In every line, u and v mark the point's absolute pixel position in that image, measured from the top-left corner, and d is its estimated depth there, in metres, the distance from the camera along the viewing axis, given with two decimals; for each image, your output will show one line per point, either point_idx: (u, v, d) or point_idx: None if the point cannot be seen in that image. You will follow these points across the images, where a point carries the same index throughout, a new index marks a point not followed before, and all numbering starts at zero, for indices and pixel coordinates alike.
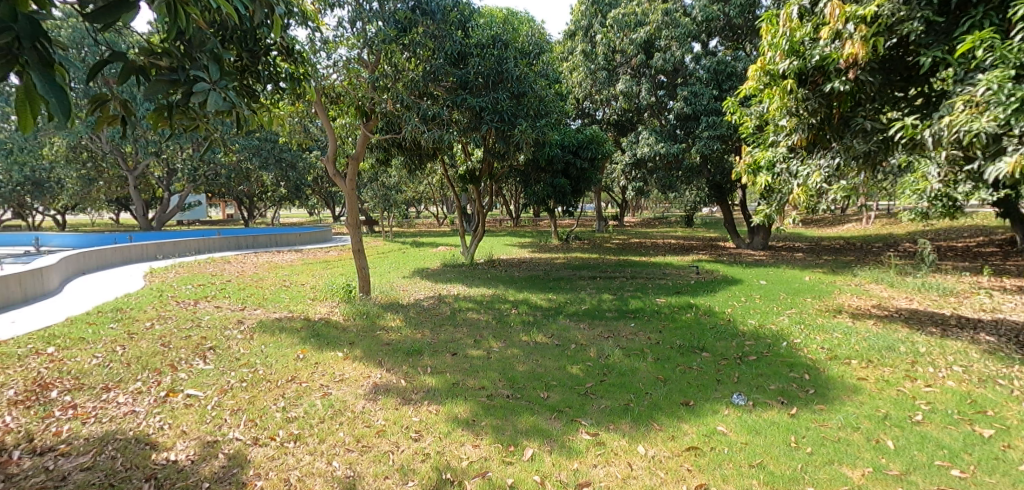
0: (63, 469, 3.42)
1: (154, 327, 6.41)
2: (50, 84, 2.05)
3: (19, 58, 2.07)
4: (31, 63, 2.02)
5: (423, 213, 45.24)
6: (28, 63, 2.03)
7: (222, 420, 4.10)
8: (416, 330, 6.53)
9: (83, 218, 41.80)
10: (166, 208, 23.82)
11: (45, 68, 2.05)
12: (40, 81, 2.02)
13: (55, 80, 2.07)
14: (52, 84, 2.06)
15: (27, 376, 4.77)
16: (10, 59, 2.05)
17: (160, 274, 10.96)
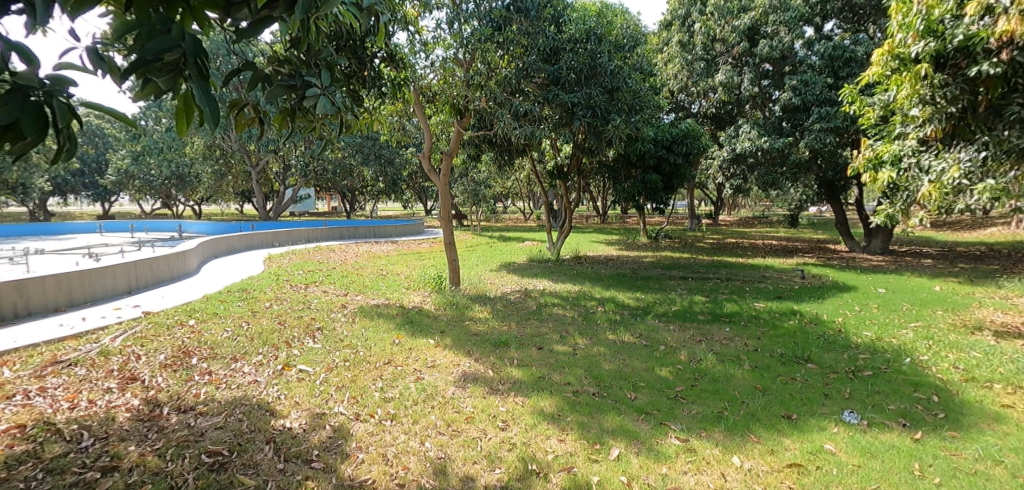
0: (202, 426, 3.86)
1: (273, 307, 7.08)
2: (206, 91, 1.95)
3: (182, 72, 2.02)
4: (192, 75, 1.93)
5: (510, 208, 46.03)
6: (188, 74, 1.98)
7: (329, 395, 4.43)
8: (503, 323, 6.64)
9: (213, 208, 47.24)
10: (280, 200, 26.08)
11: (204, 81, 1.96)
12: (196, 89, 1.94)
13: (211, 89, 1.97)
14: (207, 92, 1.96)
15: (173, 344, 5.46)
16: (175, 72, 2.03)
17: (277, 259, 12.07)
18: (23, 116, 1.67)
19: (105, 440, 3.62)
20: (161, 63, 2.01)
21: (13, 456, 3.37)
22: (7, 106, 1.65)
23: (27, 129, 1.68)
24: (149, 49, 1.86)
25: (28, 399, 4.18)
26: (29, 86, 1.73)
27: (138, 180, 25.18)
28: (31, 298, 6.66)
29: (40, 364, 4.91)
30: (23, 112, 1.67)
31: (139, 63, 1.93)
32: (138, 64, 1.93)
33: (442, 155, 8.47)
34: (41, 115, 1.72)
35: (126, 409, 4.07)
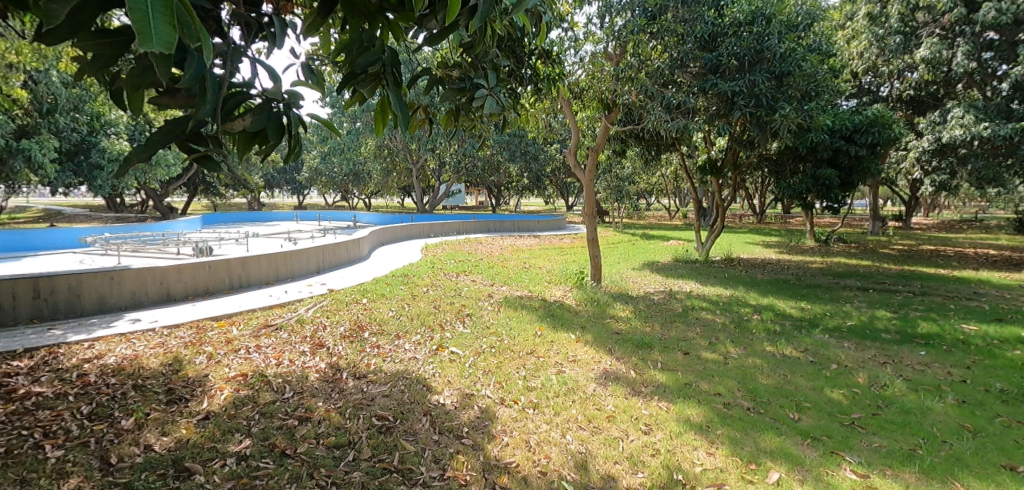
0: (372, 393, 4.32)
1: (429, 292, 7.67)
2: (400, 98, 2.05)
3: (381, 80, 2.15)
4: (389, 83, 2.03)
5: (655, 206, 44.39)
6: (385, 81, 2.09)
7: (477, 377, 4.67)
8: (646, 323, 6.42)
9: (381, 201, 52.74)
10: (436, 195, 28.13)
11: (398, 88, 2.06)
12: (392, 96, 2.04)
13: (404, 95, 2.07)
14: (400, 98, 2.05)
15: (351, 318, 6.21)
16: (376, 80, 2.15)
17: (432, 249, 13.05)
18: (268, 124, 1.96)
19: (301, 394, 4.23)
20: (365, 73, 2.15)
21: (238, 398, 4.10)
22: (257, 116, 1.94)
23: (271, 135, 1.97)
24: (358, 63, 2.04)
25: (247, 354, 5.05)
26: (272, 99, 1.99)
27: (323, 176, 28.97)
28: (250, 272, 8.06)
29: (255, 326, 5.91)
30: (269, 121, 1.96)
31: (348, 77, 2.11)
32: (348, 76, 2.12)
33: (588, 151, 8.43)
34: (281, 124, 1.99)
35: (315, 370, 4.71)
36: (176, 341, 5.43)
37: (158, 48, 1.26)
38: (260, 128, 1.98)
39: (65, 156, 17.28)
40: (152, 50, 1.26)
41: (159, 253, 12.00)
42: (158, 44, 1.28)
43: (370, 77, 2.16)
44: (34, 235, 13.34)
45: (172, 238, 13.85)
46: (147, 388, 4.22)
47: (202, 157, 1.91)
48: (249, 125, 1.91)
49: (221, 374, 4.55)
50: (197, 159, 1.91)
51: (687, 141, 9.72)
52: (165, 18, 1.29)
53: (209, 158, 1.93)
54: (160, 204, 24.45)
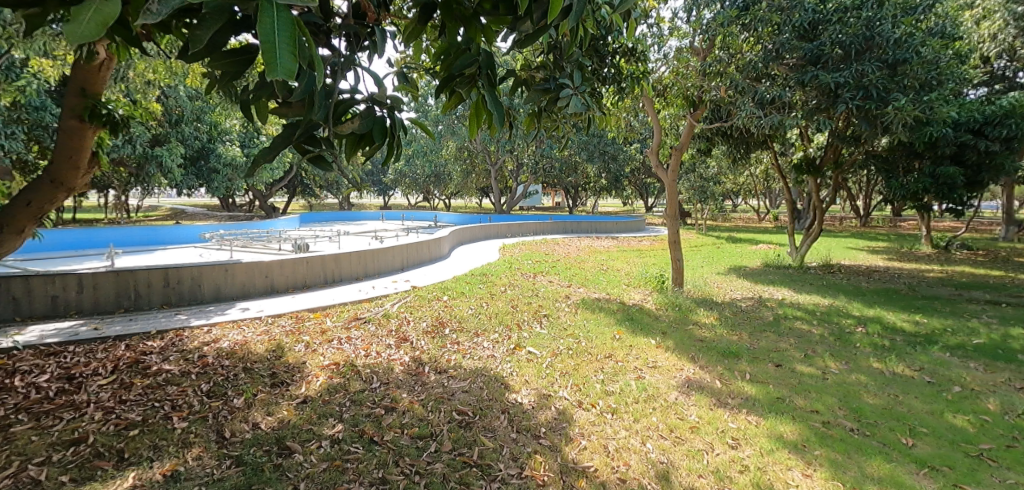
0: (452, 388, 4.44)
1: (507, 291, 7.78)
2: (495, 99, 2.08)
3: (476, 82, 2.19)
4: (485, 84, 2.07)
5: (741, 207, 42.16)
6: (481, 83, 2.13)
7: (554, 378, 4.67)
8: (732, 331, 6.11)
9: (460, 202, 54.13)
10: (514, 195, 28.45)
11: (493, 88, 2.09)
12: (488, 97, 2.07)
13: (499, 96, 2.10)
14: (495, 99, 2.09)
15: (433, 314, 6.43)
16: (471, 83, 2.19)
17: (510, 249, 13.20)
18: (374, 127, 2.01)
19: (387, 385, 4.45)
20: (461, 76, 2.19)
21: (331, 385, 4.39)
22: (364, 120, 1.99)
23: (377, 138, 2.01)
24: (456, 65, 2.09)
25: (339, 344, 5.38)
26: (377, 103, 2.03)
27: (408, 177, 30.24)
28: (341, 268, 8.58)
29: (346, 318, 6.30)
30: (375, 124, 2.01)
31: (446, 79, 2.17)
32: (445, 80, 2.18)
33: (671, 150, 8.16)
34: (385, 127, 2.04)
35: (399, 363, 4.93)
36: (278, 329, 5.90)
37: (282, 75, 1.20)
38: (367, 131, 2.03)
39: (187, 161, 19.29)
40: (277, 79, 1.20)
41: (264, 249, 13.09)
42: (283, 71, 1.22)
43: (465, 79, 2.20)
44: (163, 231, 15.03)
45: (275, 235, 15.06)
46: (254, 371, 4.63)
47: (318, 158, 1.98)
48: (356, 127, 1.96)
49: (317, 362, 4.89)
50: (312, 160, 1.97)
51: (780, 138, 9.14)
52: (288, 44, 1.23)
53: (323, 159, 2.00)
54: (264, 204, 26.64)
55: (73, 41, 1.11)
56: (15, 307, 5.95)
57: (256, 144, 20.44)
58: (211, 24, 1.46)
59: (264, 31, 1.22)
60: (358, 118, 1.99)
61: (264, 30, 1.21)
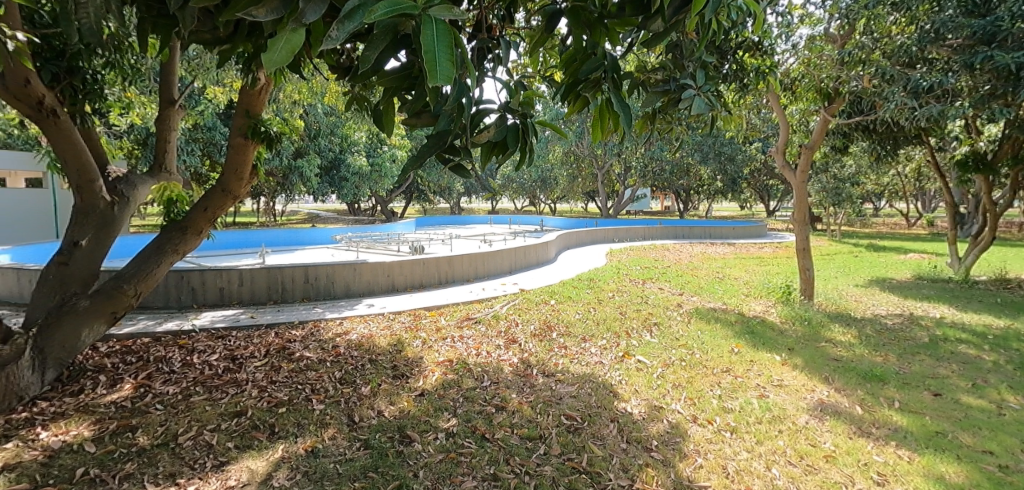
0: (560, 392, 4.46)
1: (615, 297, 7.65)
2: (623, 102, 1.97)
3: (601, 86, 2.09)
4: (611, 87, 1.96)
5: (879, 211, 37.73)
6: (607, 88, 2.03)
7: (665, 390, 4.51)
8: (874, 352, 5.47)
9: (565, 206, 54.24)
10: (622, 200, 27.92)
11: (620, 91, 1.98)
12: (614, 100, 1.96)
13: (626, 99, 1.98)
14: (622, 102, 1.97)
15: (540, 318, 6.50)
16: (596, 87, 2.11)
17: (617, 254, 12.95)
18: (507, 134, 1.76)
19: (496, 384, 4.59)
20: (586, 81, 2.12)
21: (446, 381, 4.62)
22: (498, 126, 1.74)
23: (512, 144, 1.76)
24: (581, 70, 2.02)
25: (452, 342, 5.65)
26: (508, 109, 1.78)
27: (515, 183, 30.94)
28: (454, 269, 8.98)
29: (459, 318, 6.59)
30: (509, 130, 1.75)
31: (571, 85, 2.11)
32: (570, 85, 2.12)
33: (801, 149, 7.52)
34: (521, 133, 1.78)
35: (508, 364, 5.06)
36: (398, 325, 6.34)
37: (443, 82, 1.14)
38: (501, 139, 1.78)
39: (323, 171, 21.34)
40: (436, 86, 1.14)
41: (385, 250, 14.10)
42: (441, 79, 1.15)
43: (589, 83, 2.11)
44: (302, 233, 16.80)
45: (394, 238, 16.15)
46: (378, 362, 5.03)
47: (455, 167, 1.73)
48: (490, 136, 1.73)
49: (432, 358, 5.18)
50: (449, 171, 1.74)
51: (935, 132, 8.02)
52: (447, 52, 1.19)
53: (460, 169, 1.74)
54: (385, 209, 28.68)
55: (272, 68, 1.23)
56: (192, 296, 7.04)
57: (380, 153, 22.08)
58: (381, 44, 1.42)
59: (424, 42, 1.19)
60: (493, 125, 1.74)
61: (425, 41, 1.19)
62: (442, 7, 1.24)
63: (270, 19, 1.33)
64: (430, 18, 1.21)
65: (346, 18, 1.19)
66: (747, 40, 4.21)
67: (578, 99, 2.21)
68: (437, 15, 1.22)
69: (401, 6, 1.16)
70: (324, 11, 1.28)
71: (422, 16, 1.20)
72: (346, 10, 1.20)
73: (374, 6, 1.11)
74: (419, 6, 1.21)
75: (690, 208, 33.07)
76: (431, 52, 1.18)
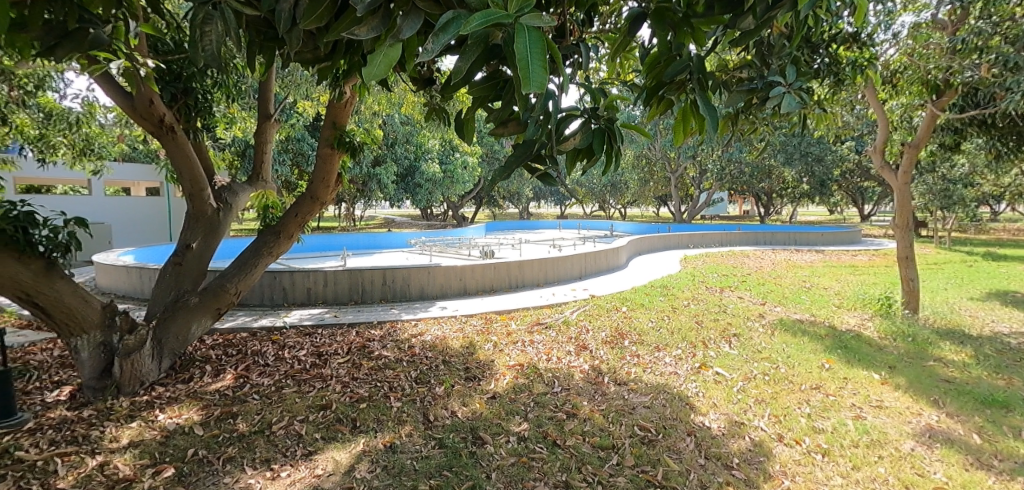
0: (633, 402, 4.36)
1: (691, 306, 7.37)
2: (709, 104, 1.84)
3: (687, 85, 2.02)
4: (696, 88, 1.86)
5: (993, 215, 33.97)
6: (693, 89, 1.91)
7: (747, 405, 4.29)
8: (992, 374, 4.92)
9: (636, 210, 53.09)
10: (697, 204, 26.93)
11: (706, 92, 1.86)
12: (699, 103, 1.85)
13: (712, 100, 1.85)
14: (707, 103, 1.85)
15: (612, 325, 6.40)
16: (681, 88, 2.04)
17: (692, 260, 12.50)
18: (593, 138, 1.72)
19: (568, 390, 4.55)
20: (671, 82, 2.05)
21: (517, 385, 4.66)
22: (585, 131, 1.71)
23: (598, 149, 1.72)
24: (666, 73, 1.95)
25: (523, 347, 5.68)
26: (592, 114, 1.75)
27: (585, 188, 30.69)
28: (525, 274, 9.02)
29: (529, 323, 6.61)
30: (595, 135, 1.71)
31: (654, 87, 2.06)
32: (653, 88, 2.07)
33: (904, 148, 6.90)
34: (608, 136, 1.73)
35: (579, 370, 5.01)
36: (470, 328, 6.46)
37: (536, 88, 1.14)
38: (586, 145, 1.75)
39: (399, 178, 22.19)
40: (530, 93, 1.14)
41: (456, 254, 14.45)
42: (534, 85, 1.15)
43: (673, 84, 2.05)
44: (380, 238, 17.55)
45: (466, 242, 16.49)
46: (451, 364, 5.16)
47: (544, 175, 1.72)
48: (576, 141, 1.70)
49: (503, 361, 5.24)
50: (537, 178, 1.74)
51: None
52: (539, 59, 1.17)
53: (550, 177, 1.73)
54: (456, 214, 29.36)
55: (371, 80, 1.32)
56: (283, 295, 7.57)
57: (452, 159, 22.64)
58: (472, 55, 1.40)
59: (519, 51, 1.20)
60: (579, 130, 1.72)
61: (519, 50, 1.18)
62: (533, 16, 1.25)
63: (370, 36, 1.42)
64: (523, 27, 1.22)
65: (440, 31, 1.24)
66: (843, 32, 3.90)
67: (662, 101, 2.15)
68: (529, 23, 1.23)
69: (494, 17, 1.20)
70: (419, 27, 1.36)
71: (515, 25, 1.21)
72: (440, 24, 1.25)
73: (470, 18, 1.16)
74: (512, 15, 1.23)
75: (772, 212, 31.28)
76: (525, 61, 1.18)
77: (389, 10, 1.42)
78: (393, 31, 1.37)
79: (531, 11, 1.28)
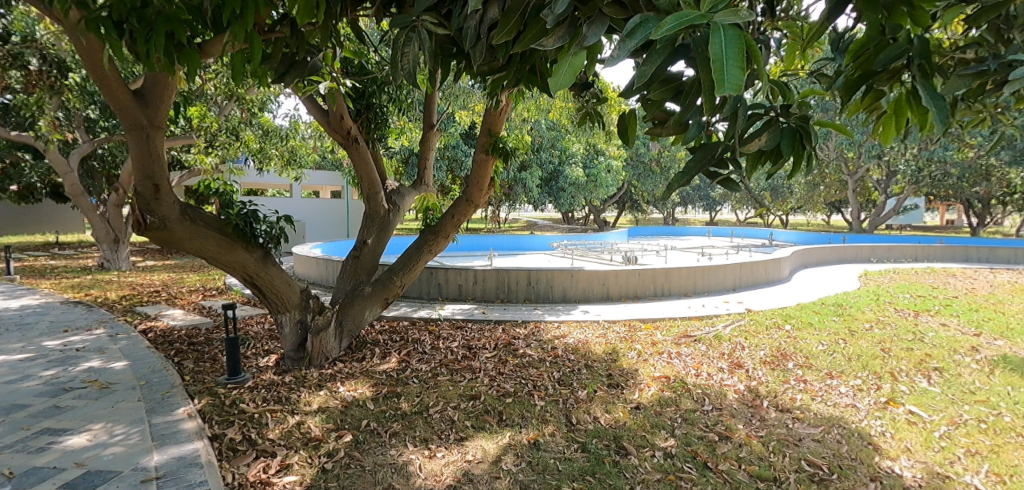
0: (800, 433, 3.93)
1: (875, 330, 6.42)
2: (933, 94, 1.54)
3: (903, 74, 1.74)
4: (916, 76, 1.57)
5: None
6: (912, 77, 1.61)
7: (954, 456, 3.64)
8: None
9: (801, 217, 47.79)
10: (882, 211, 23.38)
11: (930, 80, 1.56)
12: (923, 93, 1.54)
13: (938, 89, 1.54)
14: (932, 93, 1.54)
15: (773, 344, 5.84)
16: (895, 77, 1.77)
17: (876, 277, 10.86)
18: (782, 140, 1.57)
19: (720, 411, 4.26)
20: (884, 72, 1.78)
21: (663, 398, 4.48)
22: (771, 131, 1.57)
23: (787, 151, 1.56)
24: (878, 61, 1.68)
25: (669, 358, 5.45)
26: (778, 113, 1.60)
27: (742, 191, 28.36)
28: (672, 282, 8.63)
29: (676, 334, 6.29)
30: (784, 135, 1.57)
31: (863, 77, 1.80)
32: (859, 80, 1.80)
33: None
34: (799, 137, 1.57)
35: (734, 390, 4.66)
36: (613, 334, 6.36)
37: (733, 90, 1.07)
38: (773, 146, 1.61)
39: (543, 182, 22.57)
40: (725, 96, 1.07)
41: (598, 259, 14.33)
42: (730, 86, 1.08)
43: (885, 74, 1.77)
44: (524, 240, 18.05)
45: (609, 247, 16.26)
46: (594, 369, 5.14)
47: (725, 178, 1.60)
48: (764, 142, 1.57)
49: (648, 372, 5.08)
50: (717, 182, 1.63)
51: None
52: (736, 61, 1.10)
53: (731, 180, 1.60)
54: (599, 218, 29.08)
55: (557, 91, 1.37)
56: (438, 290, 8.22)
57: (596, 164, 22.45)
58: (659, 58, 1.34)
59: (712, 51, 1.14)
60: (764, 131, 1.58)
61: (714, 50, 1.12)
62: (727, 12, 1.17)
63: (556, 46, 1.50)
64: (718, 26, 1.15)
65: (629, 37, 1.22)
66: None
67: (871, 92, 1.90)
68: (724, 21, 1.16)
69: (687, 19, 1.15)
70: (605, 33, 1.39)
71: (710, 25, 1.15)
72: (628, 30, 1.23)
73: (663, 22, 1.13)
74: (706, 14, 1.17)
75: (987, 222, 25.85)
76: (721, 61, 1.11)
77: (575, 20, 1.49)
78: (578, 40, 1.42)
79: (726, 8, 1.20)
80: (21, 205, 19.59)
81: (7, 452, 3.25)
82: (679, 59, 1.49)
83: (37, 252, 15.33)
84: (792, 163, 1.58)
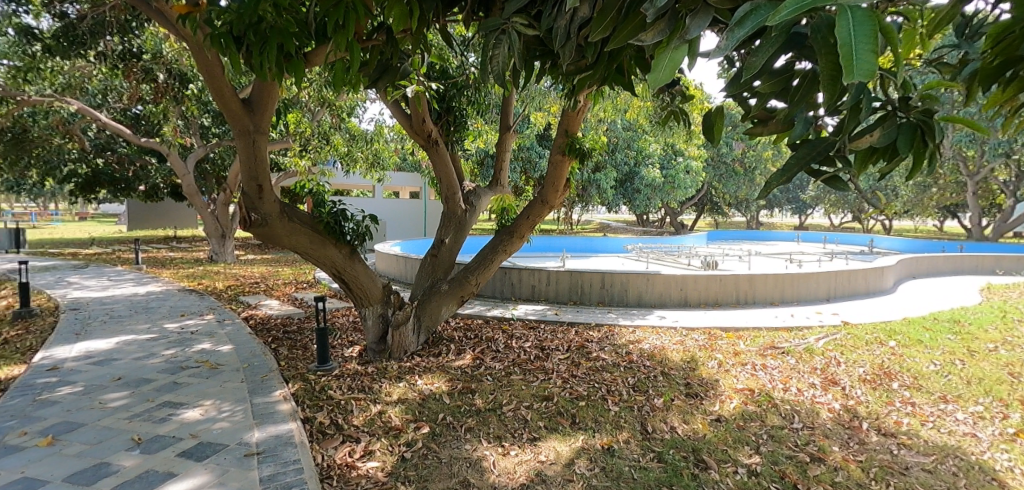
0: (907, 460, 3.60)
1: (999, 351, 5.75)
2: None
3: None
4: None
5: None
6: None
7: None
8: None
9: (905, 221, 43.81)
10: (1006, 217, 20.93)
11: None
12: None
13: None
14: None
15: (875, 361, 5.38)
16: None
17: (1000, 291, 9.71)
18: (900, 136, 1.43)
19: (812, 430, 3.98)
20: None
21: (746, 411, 4.27)
22: (885, 127, 1.44)
23: (904, 148, 1.43)
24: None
25: (754, 370, 5.17)
26: (895, 107, 1.47)
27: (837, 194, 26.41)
28: (757, 290, 8.19)
29: (762, 345, 5.96)
30: (902, 131, 1.43)
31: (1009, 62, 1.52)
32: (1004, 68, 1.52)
33: None
34: (919, 133, 1.43)
35: (829, 409, 4.35)
36: (692, 342, 6.12)
37: (864, 79, 0.92)
38: (888, 142, 1.47)
39: (618, 183, 22.18)
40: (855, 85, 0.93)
41: (675, 263, 13.87)
42: (861, 75, 0.93)
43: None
44: (598, 241, 17.82)
45: (687, 251, 15.69)
46: (671, 376, 4.98)
47: (831, 178, 1.47)
48: (878, 139, 1.43)
49: (730, 383, 4.85)
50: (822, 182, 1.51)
51: None
52: (869, 44, 0.95)
53: (838, 180, 1.48)
54: (677, 221, 28.15)
55: (655, 88, 1.27)
56: (512, 289, 8.32)
57: (674, 164, 21.73)
58: (770, 49, 1.19)
59: (839, 35, 0.98)
60: (877, 126, 1.45)
61: (840, 33, 0.98)
62: None
63: (656, 41, 1.41)
64: (847, 7, 0.99)
65: (739, 27, 1.12)
66: None
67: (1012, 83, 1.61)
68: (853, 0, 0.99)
69: None
70: (709, 24, 1.29)
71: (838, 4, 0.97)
72: (737, 19, 1.12)
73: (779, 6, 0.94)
74: None
75: None
76: (849, 47, 0.96)
77: (677, 12, 1.38)
78: (680, 32, 1.32)
79: None
80: (146, 203, 21.98)
81: (136, 420, 3.65)
82: (790, 49, 1.41)
83: (158, 245, 17.14)
84: (910, 162, 1.43)
